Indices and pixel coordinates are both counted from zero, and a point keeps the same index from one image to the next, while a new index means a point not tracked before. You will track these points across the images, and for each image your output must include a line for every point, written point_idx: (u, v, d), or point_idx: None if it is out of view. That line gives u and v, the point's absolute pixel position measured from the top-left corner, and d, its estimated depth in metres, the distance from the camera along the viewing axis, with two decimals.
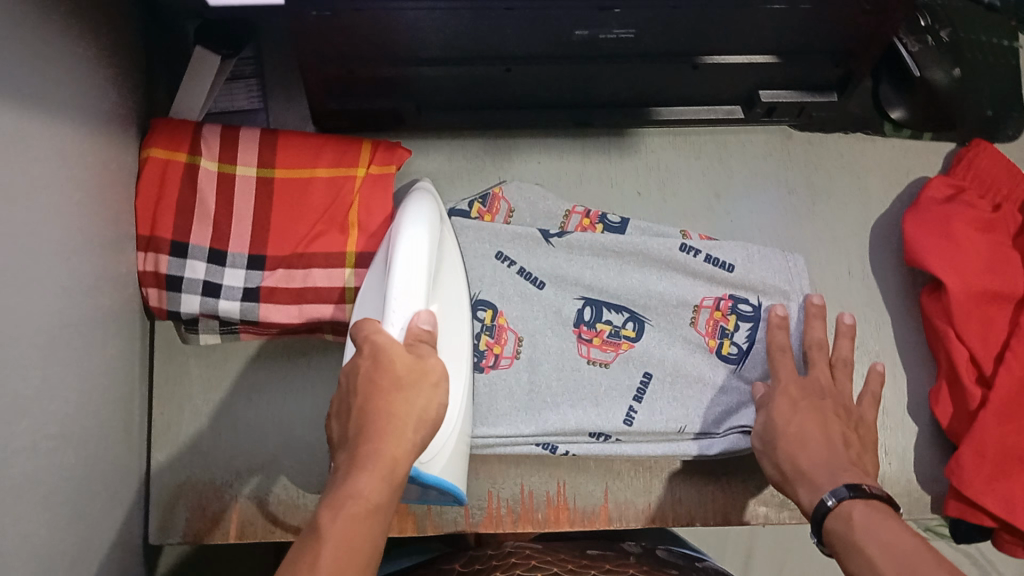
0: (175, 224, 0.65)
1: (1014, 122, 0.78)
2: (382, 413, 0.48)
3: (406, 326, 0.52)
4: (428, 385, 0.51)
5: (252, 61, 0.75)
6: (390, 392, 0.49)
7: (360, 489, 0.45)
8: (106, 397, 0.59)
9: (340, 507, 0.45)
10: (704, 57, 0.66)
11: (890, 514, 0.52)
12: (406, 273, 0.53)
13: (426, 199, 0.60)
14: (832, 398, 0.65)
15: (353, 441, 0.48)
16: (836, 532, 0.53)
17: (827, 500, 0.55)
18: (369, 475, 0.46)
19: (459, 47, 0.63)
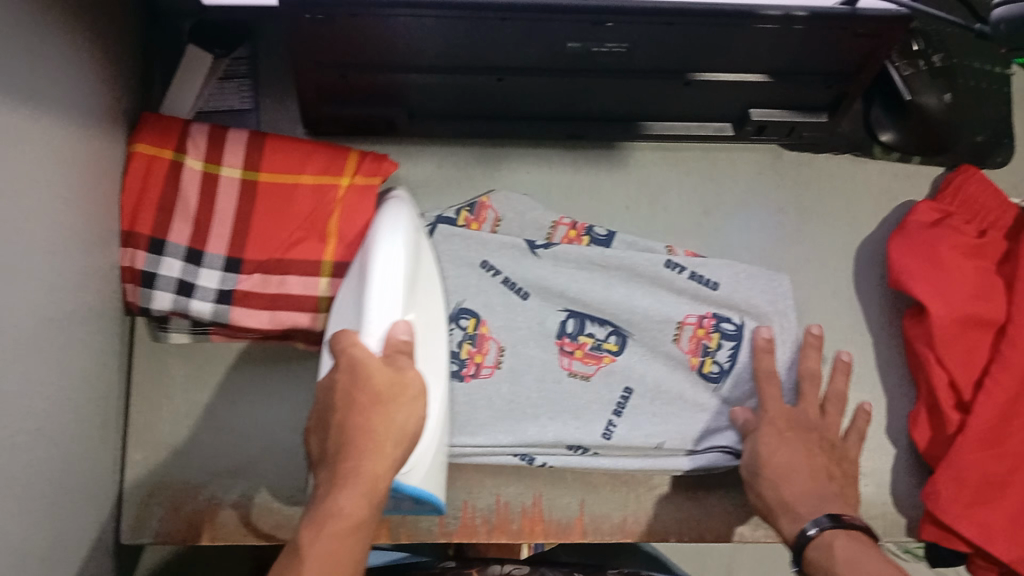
0: (156, 220, 0.65)
1: (1005, 149, 0.78)
2: (362, 433, 0.50)
3: (384, 337, 0.52)
4: (407, 400, 0.52)
5: (246, 60, 0.74)
6: (371, 412, 0.50)
7: (341, 509, 0.48)
8: (85, 395, 0.59)
9: (320, 528, 0.47)
10: (698, 74, 0.66)
11: (868, 543, 0.57)
12: (383, 283, 0.54)
13: (402, 206, 0.60)
14: (821, 431, 0.67)
15: (334, 457, 0.50)
16: (817, 561, 0.57)
17: (809, 529, 0.59)
18: (348, 496, 0.48)
19: (453, 56, 0.63)
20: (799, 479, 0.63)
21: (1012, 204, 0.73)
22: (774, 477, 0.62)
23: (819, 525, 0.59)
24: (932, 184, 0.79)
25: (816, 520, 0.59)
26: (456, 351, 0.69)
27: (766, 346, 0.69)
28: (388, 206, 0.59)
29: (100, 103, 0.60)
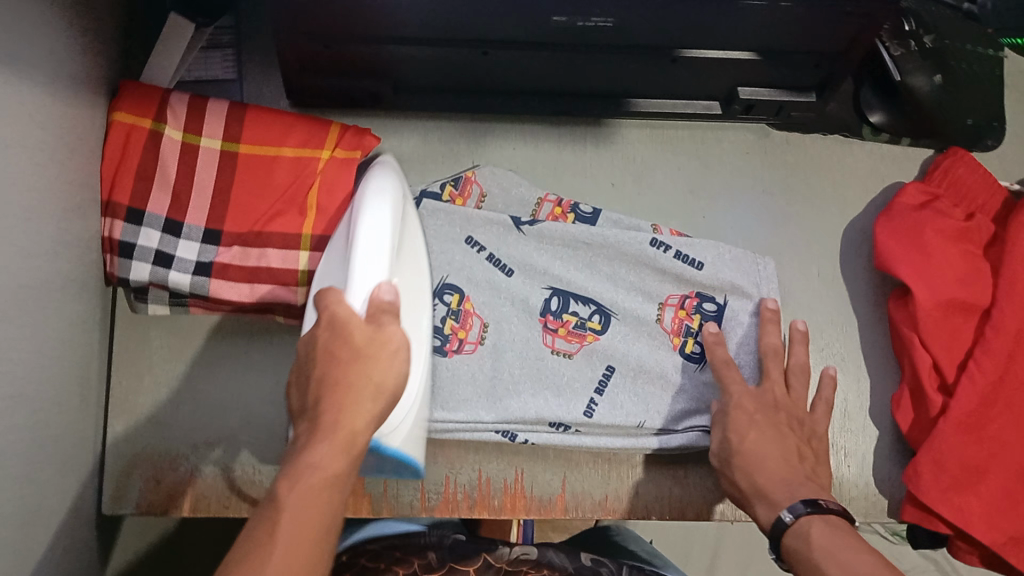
0: (134, 190, 0.64)
1: (995, 133, 0.78)
2: (343, 385, 0.48)
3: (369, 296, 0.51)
4: (386, 354, 0.50)
5: (229, 30, 0.74)
6: (351, 363, 0.48)
7: (321, 463, 0.45)
8: (63, 364, 0.58)
9: (299, 481, 0.44)
10: (685, 51, 0.65)
11: (848, 529, 0.54)
12: (370, 244, 0.53)
13: (393, 174, 0.59)
14: (787, 410, 0.66)
15: (313, 411, 0.48)
16: (794, 549, 0.54)
17: (784, 516, 0.56)
18: (329, 448, 0.45)
19: (436, 28, 0.62)
20: (767, 463, 0.61)
21: (1001, 187, 0.73)
22: (745, 457, 0.62)
23: (794, 511, 0.56)
24: (920, 168, 0.78)
25: (793, 507, 0.56)
26: (440, 328, 0.68)
27: (713, 339, 0.68)
28: (378, 174, 0.59)
29: (81, 70, 0.60)
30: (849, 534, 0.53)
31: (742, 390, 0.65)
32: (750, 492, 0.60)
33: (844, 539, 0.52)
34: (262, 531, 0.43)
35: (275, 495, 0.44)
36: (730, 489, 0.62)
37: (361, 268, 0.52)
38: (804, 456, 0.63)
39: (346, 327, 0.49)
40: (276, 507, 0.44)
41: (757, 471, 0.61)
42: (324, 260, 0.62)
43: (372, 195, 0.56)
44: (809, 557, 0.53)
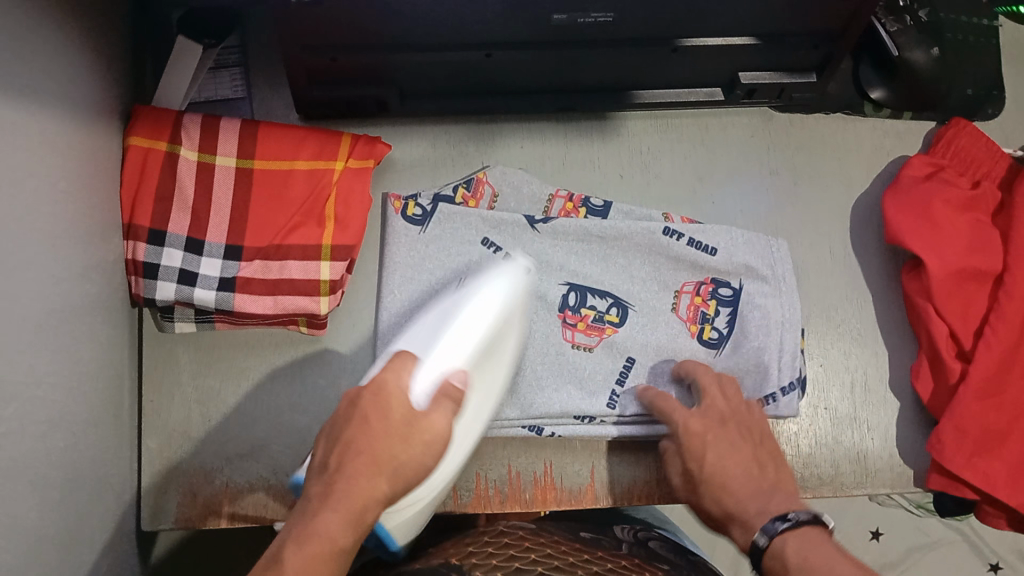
0: (154, 212, 0.66)
1: (994, 102, 0.79)
2: (366, 450, 0.50)
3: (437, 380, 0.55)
4: (420, 441, 0.51)
5: (236, 49, 0.75)
6: (386, 435, 0.51)
7: (328, 528, 0.46)
8: (96, 384, 0.60)
9: (305, 541, 0.46)
10: (684, 41, 0.66)
11: (825, 539, 0.55)
12: (449, 348, 0.59)
13: (517, 270, 0.66)
14: (738, 420, 0.66)
15: (339, 473, 0.50)
16: (774, 570, 0.55)
17: (759, 538, 0.56)
18: (337, 513, 0.47)
19: (440, 33, 0.63)
20: (731, 485, 0.62)
21: (1004, 154, 0.74)
22: (712, 476, 0.63)
23: (767, 531, 0.56)
24: (923, 141, 0.79)
25: (767, 526, 0.56)
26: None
27: (652, 397, 0.68)
28: (497, 270, 0.66)
29: (95, 95, 0.61)
30: (822, 546, 0.54)
31: (686, 412, 0.66)
32: (731, 515, 0.61)
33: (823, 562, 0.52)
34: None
35: (278, 551, 0.46)
36: (705, 514, 0.63)
37: (440, 359, 0.58)
38: (767, 468, 0.64)
39: (387, 405, 0.53)
40: (276, 562, 0.45)
41: (720, 488, 0.62)
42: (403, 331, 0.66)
43: (483, 296, 0.63)
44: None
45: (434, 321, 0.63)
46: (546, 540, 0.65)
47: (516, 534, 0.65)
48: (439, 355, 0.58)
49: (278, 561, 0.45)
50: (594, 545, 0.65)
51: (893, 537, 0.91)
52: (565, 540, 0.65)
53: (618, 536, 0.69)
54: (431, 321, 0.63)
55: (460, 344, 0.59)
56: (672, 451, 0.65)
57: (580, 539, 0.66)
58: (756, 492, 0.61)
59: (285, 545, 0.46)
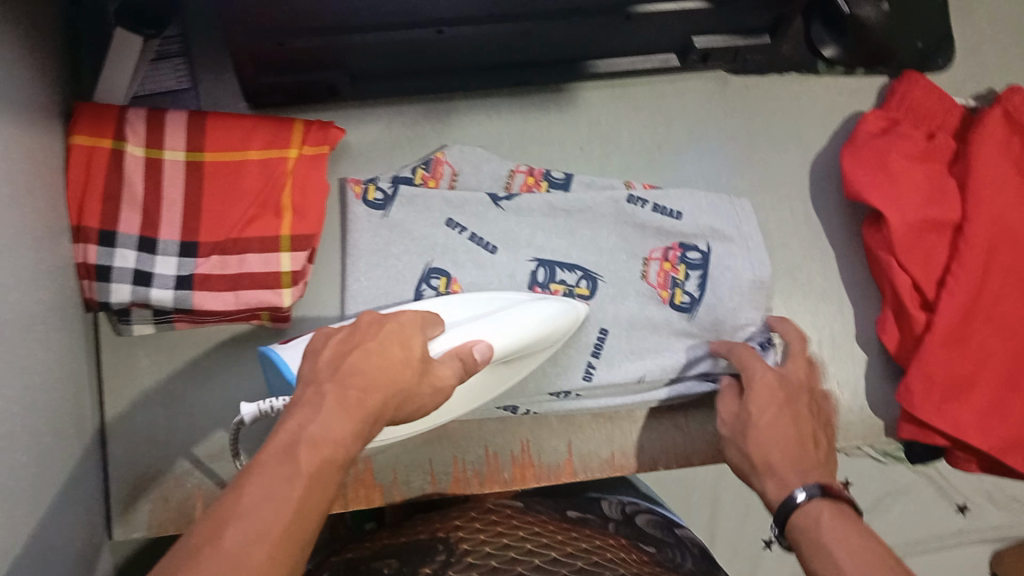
0: (104, 212, 0.64)
1: (944, 53, 0.80)
2: (376, 364, 0.45)
3: (464, 344, 0.53)
4: (431, 385, 0.48)
5: (177, 38, 0.72)
6: (403, 365, 0.46)
7: (333, 432, 0.40)
8: (56, 394, 0.58)
9: (316, 442, 0.39)
10: (637, 7, 0.65)
11: (852, 519, 0.52)
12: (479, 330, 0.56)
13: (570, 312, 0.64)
14: (799, 400, 0.62)
15: (341, 393, 0.42)
16: (801, 532, 0.53)
17: (797, 495, 0.54)
18: (343, 417, 0.41)
19: (389, 12, 0.61)
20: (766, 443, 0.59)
21: (956, 106, 0.75)
22: (750, 423, 0.61)
23: (787, 503, 0.55)
24: (876, 96, 0.80)
25: (790, 495, 0.55)
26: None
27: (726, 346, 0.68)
28: (555, 301, 0.63)
29: (34, 95, 0.58)
30: (846, 527, 0.51)
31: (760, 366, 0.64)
32: (759, 469, 0.58)
33: (839, 543, 0.49)
34: (269, 480, 0.37)
35: (292, 443, 0.39)
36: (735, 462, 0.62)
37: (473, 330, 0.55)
38: (812, 432, 0.61)
39: (405, 339, 0.48)
40: (288, 456, 0.38)
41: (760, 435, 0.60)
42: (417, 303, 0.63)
43: (538, 313, 0.60)
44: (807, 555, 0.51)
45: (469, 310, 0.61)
46: (532, 518, 0.65)
47: (505, 512, 0.66)
48: (475, 327, 0.56)
49: (292, 456, 0.38)
50: (580, 523, 0.66)
51: (863, 487, 0.81)
52: (552, 518, 0.66)
53: (606, 513, 0.69)
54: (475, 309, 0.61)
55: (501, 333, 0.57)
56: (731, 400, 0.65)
57: (566, 517, 0.66)
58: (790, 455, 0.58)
59: (288, 446, 0.39)
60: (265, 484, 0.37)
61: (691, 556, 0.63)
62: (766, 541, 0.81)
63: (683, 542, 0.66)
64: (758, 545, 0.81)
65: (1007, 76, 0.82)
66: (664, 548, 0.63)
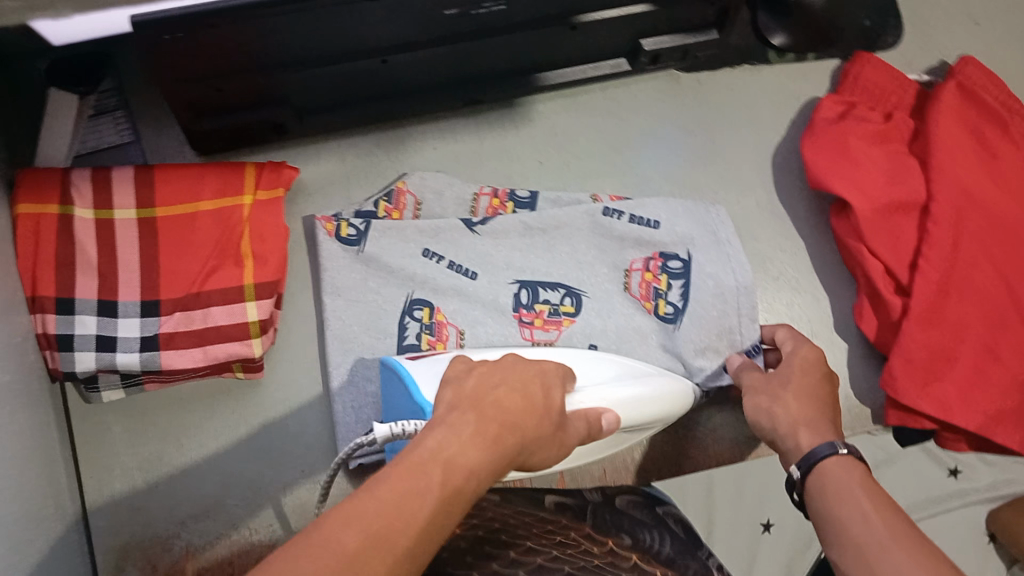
0: (58, 279, 0.62)
1: (892, 28, 0.79)
2: (521, 403, 0.45)
3: (594, 408, 0.54)
4: (561, 443, 0.49)
5: (113, 92, 0.70)
6: (544, 415, 0.46)
7: (469, 459, 0.38)
8: (31, 474, 0.56)
9: (449, 466, 0.37)
10: (579, 18, 0.64)
11: (870, 478, 0.52)
12: (605, 388, 0.57)
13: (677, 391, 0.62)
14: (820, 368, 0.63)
15: (480, 419, 0.41)
16: (828, 482, 0.53)
17: (837, 447, 0.54)
18: (480, 445, 0.39)
19: (332, 46, 0.60)
20: (799, 408, 0.59)
21: (909, 81, 0.75)
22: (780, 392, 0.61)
23: (806, 462, 0.55)
24: (831, 79, 0.80)
25: (815, 449, 0.55)
26: (417, 344, 0.67)
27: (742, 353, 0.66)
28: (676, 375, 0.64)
29: None
30: (869, 485, 0.51)
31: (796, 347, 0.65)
32: (784, 430, 0.58)
33: (864, 499, 0.50)
34: (397, 495, 0.34)
35: (425, 462, 0.37)
36: (755, 420, 0.61)
37: (607, 388, 0.57)
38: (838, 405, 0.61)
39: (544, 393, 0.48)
40: (422, 469, 0.36)
41: (793, 399, 0.59)
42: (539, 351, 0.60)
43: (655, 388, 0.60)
44: (826, 508, 0.52)
45: (581, 365, 0.60)
46: (508, 509, 0.64)
47: (484, 504, 0.63)
48: (607, 386, 0.57)
49: (424, 471, 0.36)
50: (561, 514, 0.65)
51: None
52: (529, 510, 0.64)
53: (587, 496, 0.68)
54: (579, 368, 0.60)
55: (623, 399, 0.57)
56: (756, 370, 0.64)
57: (545, 508, 0.65)
58: (815, 417, 0.58)
59: (421, 462, 0.37)
60: (393, 492, 0.34)
61: (670, 538, 0.64)
62: (765, 524, 0.71)
63: (665, 524, 0.65)
64: (758, 529, 0.71)
65: (955, 46, 0.82)
66: (640, 530, 0.64)
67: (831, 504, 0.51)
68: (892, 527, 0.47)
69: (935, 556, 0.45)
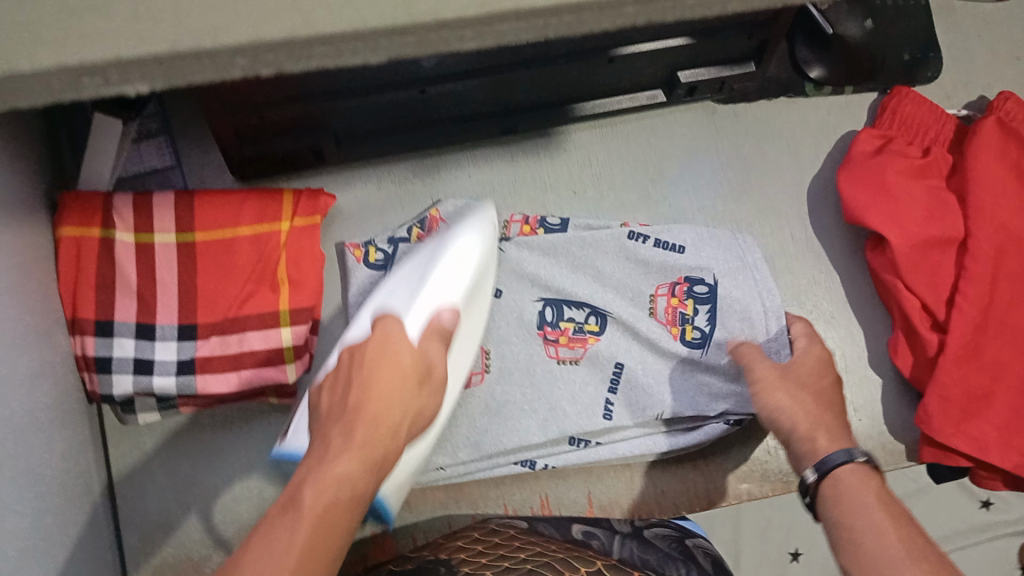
0: (98, 301, 0.62)
1: (933, 63, 0.79)
2: (393, 380, 0.47)
3: (429, 322, 0.54)
4: (430, 389, 0.50)
5: (156, 116, 0.71)
6: (405, 380, 0.48)
7: (344, 472, 0.42)
8: (69, 495, 0.57)
9: (321, 485, 0.41)
10: (618, 50, 0.63)
11: (886, 491, 0.51)
12: (432, 285, 0.57)
13: (485, 225, 0.63)
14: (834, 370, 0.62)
15: (347, 431, 0.44)
16: (836, 496, 0.51)
17: (854, 456, 0.52)
18: (355, 458, 0.43)
19: (374, 80, 0.60)
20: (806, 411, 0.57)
21: (949, 115, 0.74)
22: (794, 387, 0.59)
23: (820, 465, 0.53)
24: (868, 113, 0.79)
25: (830, 456, 0.53)
26: None
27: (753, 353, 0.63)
28: (467, 222, 0.62)
29: (27, 192, 0.58)
30: (886, 501, 0.50)
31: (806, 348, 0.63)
32: (805, 434, 0.56)
33: (879, 512, 0.49)
34: (277, 528, 0.39)
35: (295, 492, 0.41)
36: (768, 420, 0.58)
37: (427, 296, 0.56)
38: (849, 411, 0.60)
39: (393, 356, 0.49)
40: (292, 504, 0.40)
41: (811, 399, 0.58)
42: (377, 296, 0.61)
43: (456, 248, 0.60)
44: (838, 515, 0.50)
45: (410, 274, 0.61)
46: (536, 538, 0.64)
47: (509, 533, 0.64)
48: (423, 290, 0.57)
49: (295, 501, 0.40)
50: (583, 544, 0.64)
51: None
52: (555, 540, 0.64)
53: (616, 526, 0.68)
54: (409, 281, 0.60)
55: (439, 278, 0.58)
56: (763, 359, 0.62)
57: (570, 538, 0.65)
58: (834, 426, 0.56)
59: (294, 493, 0.41)
60: (272, 541, 0.38)
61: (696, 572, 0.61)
62: (793, 553, 0.71)
63: (693, 552, 0.64)
64: (785, 557, 0.71)
65: (995, 83, 0.81)
66: (669, 565, 0.62)
67: (846, 518, 0.50)
68: (908, 541, 0.47)
69: (945, 573, 0.45)
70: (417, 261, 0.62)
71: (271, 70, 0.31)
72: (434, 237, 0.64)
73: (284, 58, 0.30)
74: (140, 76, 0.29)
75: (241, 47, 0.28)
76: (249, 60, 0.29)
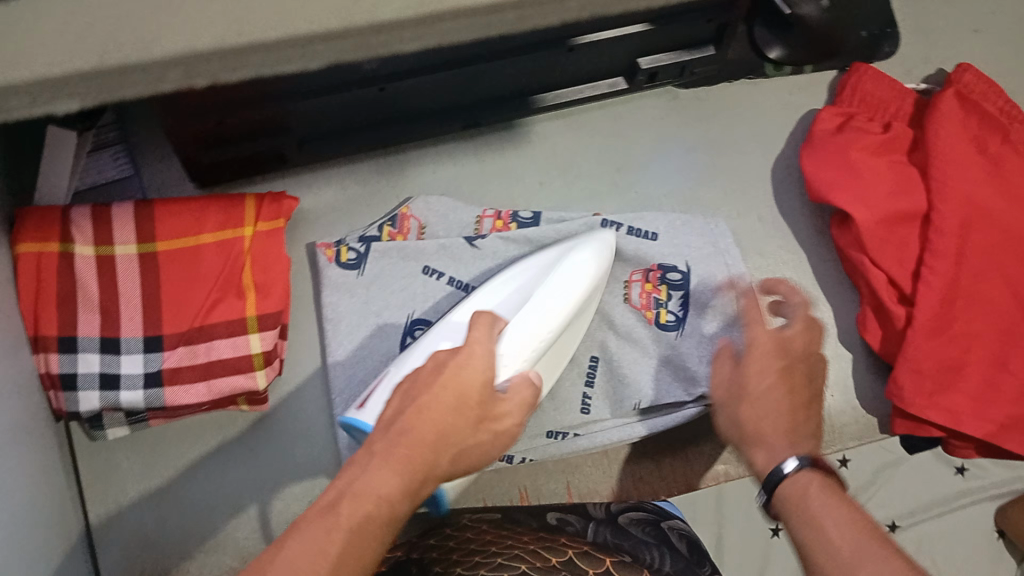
0: (60, 318, 0.61)
1: (889, 40, 0.79)
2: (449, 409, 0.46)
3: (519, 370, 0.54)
4: (491, 431, 0.48)
5: (113, 126, 0.71)
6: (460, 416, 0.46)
7: (379, 487, 0.43)
8: (41, 515, 0.56)
9: (359, 498, 0.42)
10: (577, 40, 0.63)
11: None
12: (538, 310, 0.57)
13: (602, 251, 0.64)
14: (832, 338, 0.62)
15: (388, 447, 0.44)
16: None
17: None
18: (391, 474, 0.43)
19: (333, 79, 0.59)
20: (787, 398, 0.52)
21: (908, 90, 0.75)
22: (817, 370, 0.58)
23: None
24: (829, 89, 0.80)
25: None
26: None
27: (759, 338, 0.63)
28: (584, 244, 0.63)
29: None
30: None
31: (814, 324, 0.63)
32: None
33: None
34: (314, 531, 0.41)
35: (335, 501, 0.42)
36: None
37: (529, 321, 0.57)
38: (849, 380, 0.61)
39: (465, 386, 0.47)
40: (332, 510, 0.42)
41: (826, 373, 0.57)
42: (473, 300, 0.62)
43: (569, 270, 0.61)
44: None
45: (516, 291, 0.61)
46: (507, 531, 0.65)
47: (481, 527, 0.65)
48: (528, 314, 0.57)
49: (333, 510, 0.42)
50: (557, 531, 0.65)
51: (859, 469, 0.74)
52: (529, 529, 0.65)
53: (591, 511, 0.68)
54: (517, 298, 0.61)
55: (546, 303, 0.58)
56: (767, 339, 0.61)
57: (542, 526, 0.66)
58: None
59: (333, 500, 0.43)
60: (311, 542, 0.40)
61: (671, 559, 0.63)
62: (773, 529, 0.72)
63: (665, 536, 0.66)
64: (767, 534, 0.71)
65: (956, 54, 0.82)
66: (641, 550, 0.64)
67: None
68: None
69: None
70: (524, 276, 0.63)
71: (207, 79, 0.31)
72: (547, 249, 0.65)
73: (219, 67, 0.30)
74: (75, 94, 0.30)
75: (175, 57, 0.29)
76: (188, 63, 0.29)
